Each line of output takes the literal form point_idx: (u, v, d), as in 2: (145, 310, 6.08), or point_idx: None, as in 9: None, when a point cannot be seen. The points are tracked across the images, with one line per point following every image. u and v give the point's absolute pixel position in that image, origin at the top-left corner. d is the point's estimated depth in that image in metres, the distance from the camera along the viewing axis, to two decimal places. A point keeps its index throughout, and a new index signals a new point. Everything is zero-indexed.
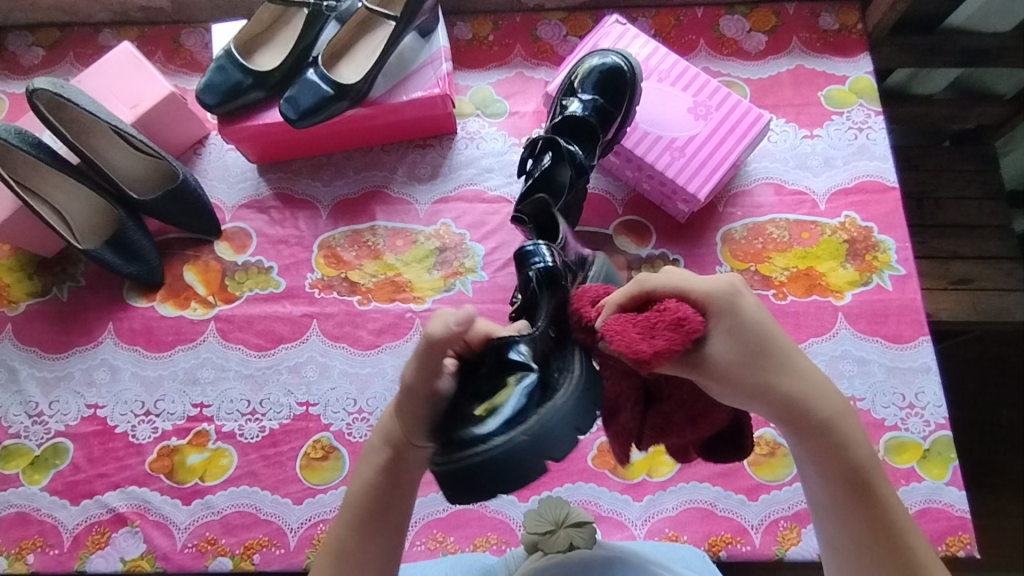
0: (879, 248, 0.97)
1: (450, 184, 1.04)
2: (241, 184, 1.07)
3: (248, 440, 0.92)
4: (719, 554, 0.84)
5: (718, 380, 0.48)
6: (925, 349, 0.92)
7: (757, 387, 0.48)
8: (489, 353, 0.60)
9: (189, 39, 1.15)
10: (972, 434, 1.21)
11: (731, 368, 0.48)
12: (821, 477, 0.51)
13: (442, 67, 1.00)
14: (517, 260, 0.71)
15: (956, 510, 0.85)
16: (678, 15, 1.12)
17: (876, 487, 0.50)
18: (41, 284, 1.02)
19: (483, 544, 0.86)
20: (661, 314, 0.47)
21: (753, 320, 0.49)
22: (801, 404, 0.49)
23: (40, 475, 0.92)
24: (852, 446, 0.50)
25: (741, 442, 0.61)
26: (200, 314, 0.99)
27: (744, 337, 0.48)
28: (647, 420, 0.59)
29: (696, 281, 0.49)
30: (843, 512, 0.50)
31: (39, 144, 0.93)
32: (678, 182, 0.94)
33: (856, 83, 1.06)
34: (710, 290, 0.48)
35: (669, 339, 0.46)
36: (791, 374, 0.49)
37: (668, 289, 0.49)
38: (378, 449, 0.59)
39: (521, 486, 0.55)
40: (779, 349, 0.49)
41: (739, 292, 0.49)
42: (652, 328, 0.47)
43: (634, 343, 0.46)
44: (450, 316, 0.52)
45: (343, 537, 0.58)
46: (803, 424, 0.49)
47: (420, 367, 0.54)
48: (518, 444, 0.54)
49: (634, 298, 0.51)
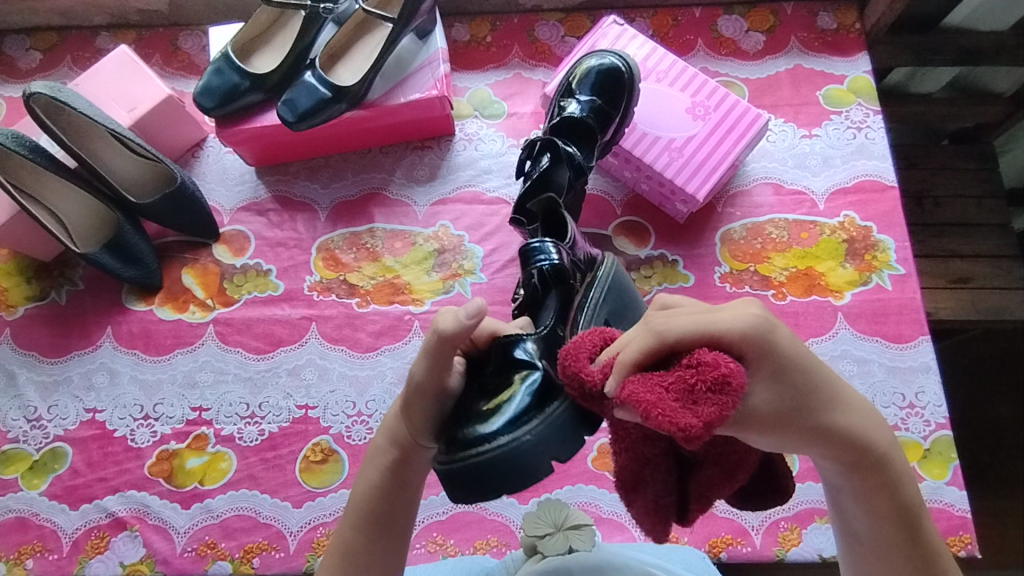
0: (879, 248, 0.97)
1: (449, 185, 1.04)
2: (239, 186, 1.07)
3: (248, 443, 0.92)
4: (720, 555, 0.84)
5: (766, 426, 0.47)
6: (925, 348, 0.92)
7: (806, 428, 0.48)
8: (495, 350, 0.62)
9: (187, 42, 1.15)
10: (972, 433, 1.20)
11: (779, 413, 0.47)
12: (869, 513, 0.51)
13: (440, 68, 1.00)
14: (522, 257, 0.71)
15: (956, 509, 0.85)
16: (676, 15, 1.12)
17: (921, 517, 0.52)
18: (40, 288, 1.02)
19: (483, 547, 0.86)
20: (699, 371, 0.43)
21: (794, 357, 0.47)
22: (849, 439, 0.49)
23: (39, 480, 0.91)
24: (895, 474, 0.51)
25: (773, 478, 0.56)
26: (198, 317, 0.99)
27: (789, 378, 0.47)
28: (687, 490, 0.50)
29: (728, 321, 0.46)
30: (886, 538, 0.51)
31: (37, 148, 0.93)
32: (677, 182, 0.94)
33: (854, 82, 1.06)
34: (749, 334, 0.46)
35: (713, 403, 0.42)
36: (836, 409, 0.49)
37: (695, 335, 0.46)
38: (384, 451, 0.59)
39: (520, 486, 0.56)
40: (824, 385, 0.49)
41: (776, 330, 0.47)
42: (691, 391, 0.43)
43: (676, 416, 0.42)
44: (463, 309, 0.52)
45: (348, 539, 0.58)
46: (851, 460, 0.50)
47: (433, 365, 0.54)
48: (521, 444, 0.55)
49: (653, 351, 0.46)
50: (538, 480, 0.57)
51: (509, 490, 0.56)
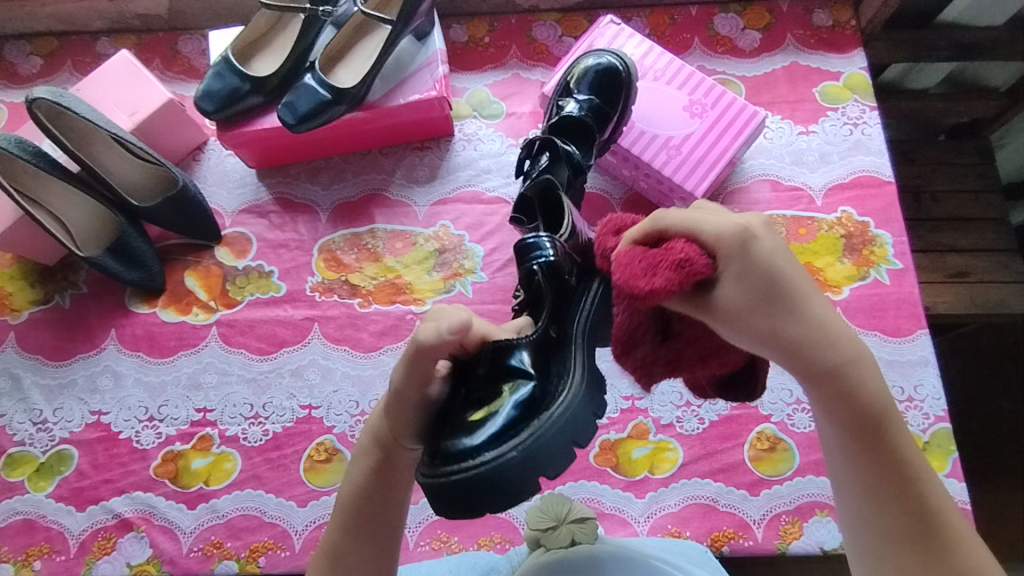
0: (876, 243, 0.97)
1: (449, 185, 1.05)
2: (241, 189, 1.07)
3: (252, 443, 0.93)
4: (722, 549, 0.85)
5: (726, 322, 0.47)
6: (923, 342, 0.92)
7: (768, 330, 0.47)
8: (484, 358, 0.61)
9: (187, 45, 1.15)
10: (973, 427, 1.21)
11: (744, 311, 0.47)
12: (830, 423, 0.50)
13: (439, 69, 1.00)
14: (517, 252, 0.69)
15: (956, 502, 0.85)
16: (672, 14, 1.13)
17: (891, 433, 0.49)
18: (43, 292, 1.03)
19: (487, 544, 0.87)
20: (668, 252, 0.46)
21: (765, 261, 0.46)
22: (808, 349, 0.48)
23: (46, 482, 0.92)
24: (863, 390, 0.49)
25: (753, 381, 0.57)
26: (202, 319, 0.99)
27: (758, 281, 0.46)
28: (659, 356, 0.52)
29: (708, 223, 0.46)
30: (849, 454, 0.50)
31: (39, 153, 0.94)
32: (675, 180, 0.95)
33: (850, 79, 1.06)
34: (722, 234, 0.46)
35: (672, 278, 0.45)
36: (799, 316, 0.47)
37: (681, 229, 0.47)
38: (368, 452, 0.61)
39: (503, 503, 0.56)
40: (793, 291, 0.47)
41: (753, 236, 0.46)
42: (655, 266, 0.45)
43: (633, 279, 0.46)
44: (444, 323, 0.53)
45: (334, 541, 0.59)
46: (811, 369, 0.49)
47: (412, 375, 0.55)
48: (507, 463, 0.55)
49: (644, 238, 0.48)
50: (525, 499, 0.58)
51: (495, 508, 0.57)
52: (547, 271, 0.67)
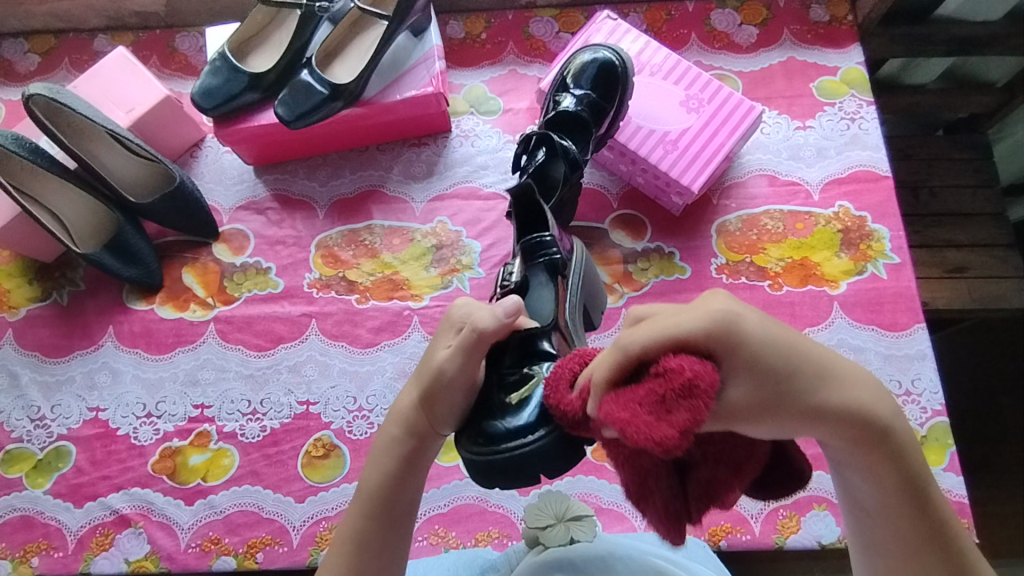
0: (873, 237, 0.97)
1: (446, 181, 1.05)
2: (238, 185, 1.07)
3: (250, 439, 0.93)
4: (719, 544, 0.85)
5: (752, 423, 0.44)
6: (921, 336, 0.92)
7: (797, 412, 0.45)
8: (512, 343, 0.66)
9: (184, 43, 1.15)
10: (972, 423, 1.21)
11: (766, 405, 0.44)
12: (873, 486, 0.49)
13: (435, 65, 1.00)
14: (526, 247, 0.79)
15: (954, 495, 0.85)
16: (669, 9, 1.13)
17: (929, 485, 0.49)
18: (41, 289, 1.03)
19: (484, 539, 0.87)
20: (667, 379, 0.41)
21: (769, 343, 0.44)
22: (848, 417, 0.46)
23: (43, 479, 0.92)
24: (906, 447, 0.48)
25: (792, 468, 0.49)
26: (199, 315, 0.99)
27: (771, 369, 0.44)
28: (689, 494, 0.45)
29: (686, 323, 0.43)
30: (894, 513, 0.49)
31: (36, 150, 0.94)
32: (671, 174, 0.95)
33: (847, 74, 1.06)
34: (713, 332, 0.43)
35: (690, 410, 0.40)
36: (830, 387, 0.46)
37: (661, 343, 0.43)
38: (399, 441, 0.59)
39: (559, 468, 0.61)
40: (812, 365, 0.46)
41: (743, 320, 0.44)
42: (664, 402, 0.40)
43: (651, 430, 0.39)
44: (499, 307, 0.55)
45: (360, 528, 0.57)
46: (856, 439, 0.47)
47: (469, 362, 0.56)
48: (563, 434, 0.59)
49: (621, 367, 0.44)
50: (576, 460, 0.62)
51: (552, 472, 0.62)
52: (551, 263, 0.78)
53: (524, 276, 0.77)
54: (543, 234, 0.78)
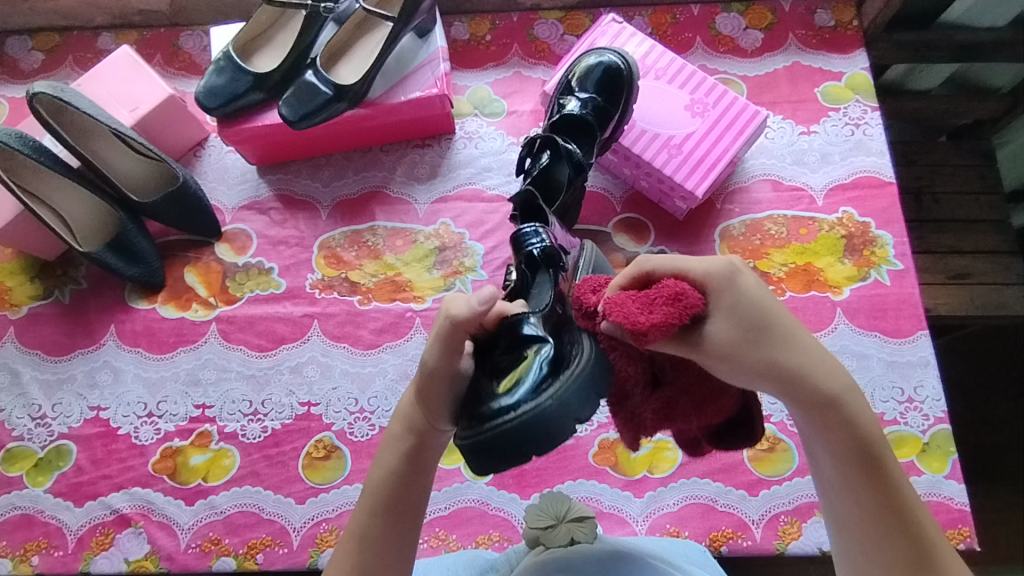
0: (877, 243, 0.97)
1: (449, 183, 1.05)
2: (241, 185, 1.07)
3: (251, 440, 0.93)
4: (721, 549, 0.85)
5: (724, 360, 0.49)
6: (924, 342, 0.92)
7: (762, 366, 0.49)
8: (503, 330, 0.62)
9: (188, 42, 1.15)
10: (974, 429, 1.21)
11: (739, 348, 0.49)
12: (830, 455, 0.51)
13: (440, 67, 1.00)
14: (513, 241, 0.74)
15: (956, 503, 0.85)
16: (674, 13, 1.13)
17: (889, 468, 0.50)
18: (44, 287, 1.03)
19: (485, 542, 0.87)
20: (660, 289, 0.49)
21: (751, 295, 0.50)
22: (807, 379, 0.50)
23: (44, 477, 0.92)
24: (861, 420, 0.50)
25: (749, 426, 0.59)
26: (201, 315, 0.99)
27: (748, 319, 0.50)
28: (652, 405, 0.56)
29: (694, 263, 0.51)
30: (849, 485, 0.50)
31: (40, 148, 0.94)
32: (675, 179, 0.94)
33: (852, 79, 1.06)
34: (709, 272, 0.50)
35: (668, 312, 0.48)
36: (794, 349, 0.50)
37: (669, 270, 0.51)
38: (400, 438, 0.60)
39: (549, 447, 0.57)
40: (780, 325, 0.51)
41: (736, 272, 0.51)
42: (652, 303, 0.49)
43: (633, 316, 0.48)
44: (473, 296, 0.54)
45: (365, 524, 0.57)
46: (813, 400, 0.50)
47: (445, 352, 0.55)
48: (547, 408, 0.56)
49: (631, 280, 0.53)
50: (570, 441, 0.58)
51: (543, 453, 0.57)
52: (539, 254, 0.71)
53: (522, 275, 0.72)
54: (528, 226, 0.73)
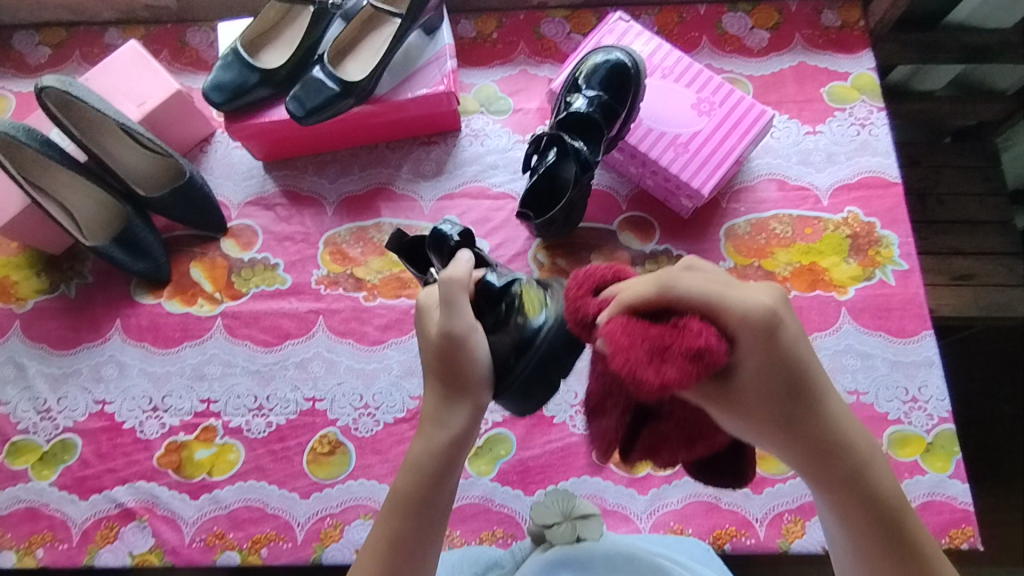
0: (882, 243, 0.97)
1: (455, 180, 1.05)
2: (247, 181, 1.07)
3: (256, 434, 0.93)
4: (724, 547, 0.85)
5: (737, 412, 0.48)
6: (928, 342, 0.92)
7: (777, 421, 0.49)
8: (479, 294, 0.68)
9: (195, 38, 1.16)
10: (978, 431, 1.21)
11: (755, 402, 0.48)
12: (842, 512, 0.52)
13: (448, 64, 1.01)
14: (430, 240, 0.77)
15: (960, 503, 0.85)
16: (681, 12, 1.13)
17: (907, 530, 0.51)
18: (50, 282, 1.03)
19: (489, 538, 0.87)
20: (683, 336, 0.43)
21: (794, 355, 0.47)
22: (823, 438, 0.50)
23: (49, 471, 0.92)
24: (876, 482, 0.51)
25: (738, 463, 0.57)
26: (206, 310, 1.00)
27: (773, 375, 0.48)
28: (641, 438, 0.51)
29: (734, 301, 0.45)
30: (862, 541, 0.51)
31: (47, 142, 0.93)
32: (682, 177, 0.95)
33: (858, 80, 1.06)
34: (749, 319, 0.45)
35: (684, 370, 0.42)
36: (815, 411, 0.50)
37: (698, 304, 0.45)
38: (431, 435, 0.58)
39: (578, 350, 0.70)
40: (810, 384, 0.49)
41: (777, 323, 0.47)
42: (665, 351, 0.42)
43: (641, 368, 0.41)
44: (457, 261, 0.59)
45: (392, 527, 0.56)
46: (828, 461, 0.50)
47: (454, 318, 0.57)
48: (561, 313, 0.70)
49: (652, 302, 0.45)
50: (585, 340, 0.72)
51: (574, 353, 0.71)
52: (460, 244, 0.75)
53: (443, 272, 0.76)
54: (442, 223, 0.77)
